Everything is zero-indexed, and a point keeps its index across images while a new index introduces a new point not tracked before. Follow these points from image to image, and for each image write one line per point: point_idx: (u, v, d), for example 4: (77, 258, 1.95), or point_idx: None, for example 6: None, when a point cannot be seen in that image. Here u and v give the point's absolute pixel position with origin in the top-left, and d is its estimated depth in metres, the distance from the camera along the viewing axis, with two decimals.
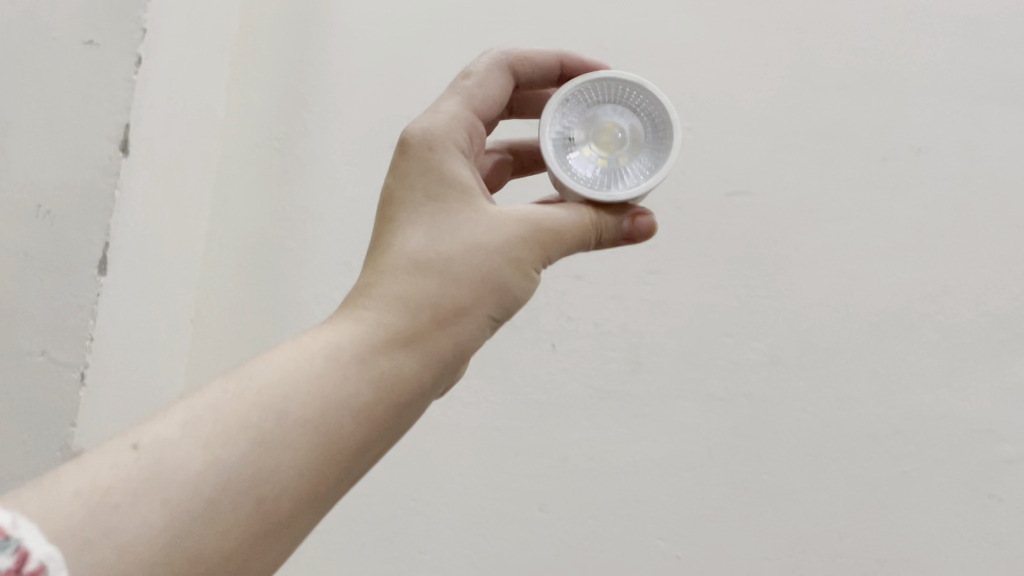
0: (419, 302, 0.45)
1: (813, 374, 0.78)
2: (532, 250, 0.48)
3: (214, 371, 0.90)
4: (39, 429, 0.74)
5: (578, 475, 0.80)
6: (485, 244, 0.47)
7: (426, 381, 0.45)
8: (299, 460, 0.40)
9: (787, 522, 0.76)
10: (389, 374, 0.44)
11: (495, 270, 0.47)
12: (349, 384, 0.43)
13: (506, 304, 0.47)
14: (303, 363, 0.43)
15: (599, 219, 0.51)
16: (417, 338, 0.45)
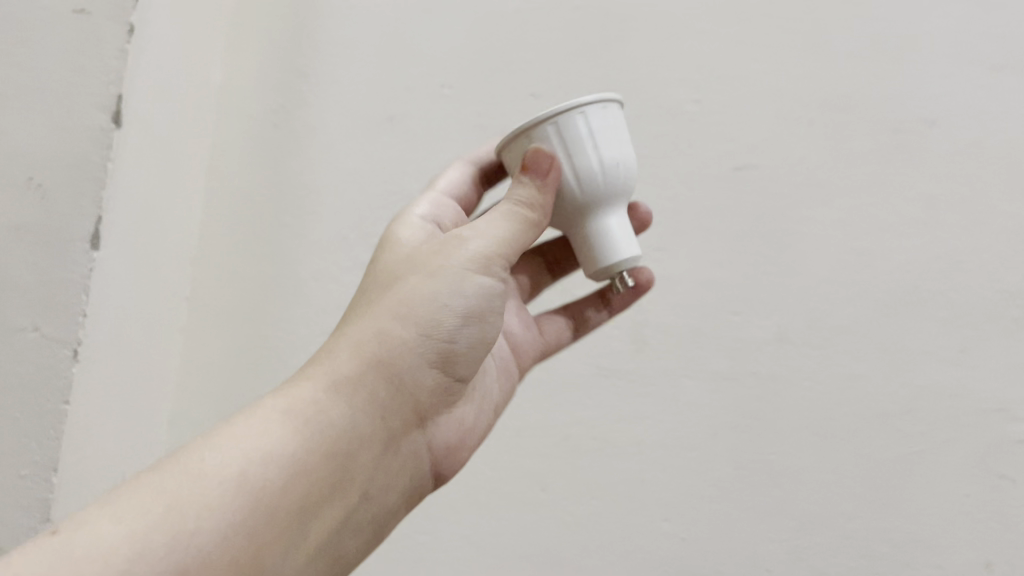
0: (342, 348, 0.53)
1: (822, 352, 0.76)
2: (444, 266, 0.54)
3: (210, 348, 0.89)
4: (31, 408, 0.72)
5: (581, 455, 0.79)
6: (399, 299, 0.53)
7: (362, 409, 0.51)
8: (232, 476, 0.44)
9: (793, 502, 0.74)
10: (322, 424, 0.49)
11: (412, 318, 0.53)
12: (282, 437, 0.47)
13: (429, 317, 0.53)
14: (230, 433, 0.47)
15: (511, 178, 0.55)
16: (344, 373, 0.51)
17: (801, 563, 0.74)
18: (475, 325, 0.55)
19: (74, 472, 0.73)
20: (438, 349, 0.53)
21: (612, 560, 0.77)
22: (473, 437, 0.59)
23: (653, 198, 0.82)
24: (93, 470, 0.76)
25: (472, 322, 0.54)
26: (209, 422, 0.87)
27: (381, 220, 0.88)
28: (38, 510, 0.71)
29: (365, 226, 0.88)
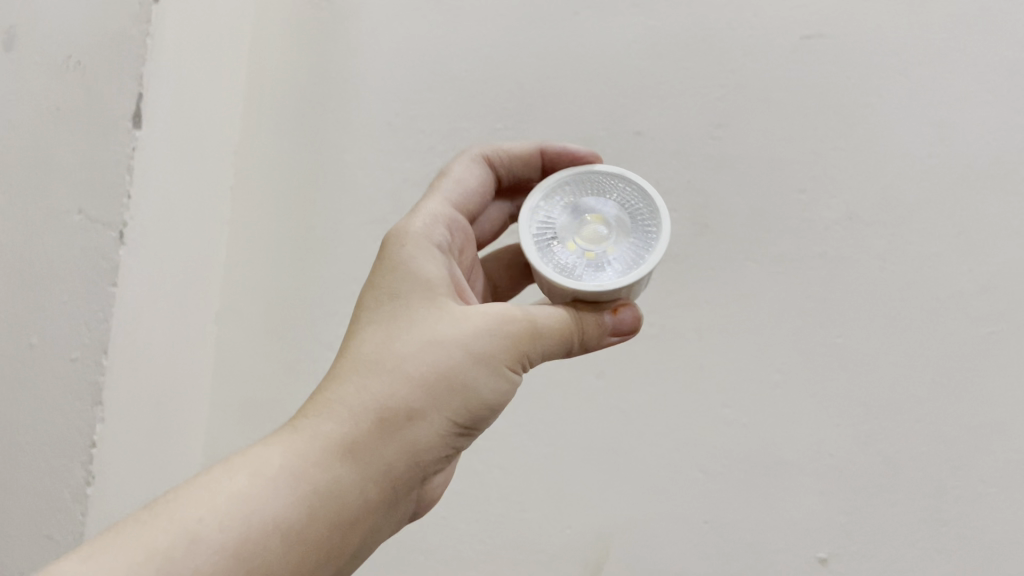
0: (366, 403, 0.47)
1: (893, 232, 0.72)
2: (484, 335, 0.49)
3: (254, 240, 0.87)
4: (77, 291, 0.72)
5: (637, 343, 0.78)
6: (436, 342, 0.49)
7: (369, 485, 0.47)
8: (223, 532, 0.42)
9: (861, 387, 0.72)
10: (326, 485, 0.45)
11: (447, 373, 0.48)
12: (281, 495, 0.44)
13: (467, 399, 0.49)
14: (232, 484, 0.44)
15: (582, 312, 0.53)
16: (361, 444, 0.47)
17: (866, 450, 0.72)
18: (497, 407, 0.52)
19: (125, 352, 0.73)
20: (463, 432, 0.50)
21: (667, 448, 0.76)
22: None
23: (716, 73, 0.77)
24: (142, 356, 0.75)
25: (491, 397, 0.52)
26: (255, 315, 0.86)
27: (428, 103, 0.84)
28: (89, 391, 0.71)
29: (410, 113, 0.85)
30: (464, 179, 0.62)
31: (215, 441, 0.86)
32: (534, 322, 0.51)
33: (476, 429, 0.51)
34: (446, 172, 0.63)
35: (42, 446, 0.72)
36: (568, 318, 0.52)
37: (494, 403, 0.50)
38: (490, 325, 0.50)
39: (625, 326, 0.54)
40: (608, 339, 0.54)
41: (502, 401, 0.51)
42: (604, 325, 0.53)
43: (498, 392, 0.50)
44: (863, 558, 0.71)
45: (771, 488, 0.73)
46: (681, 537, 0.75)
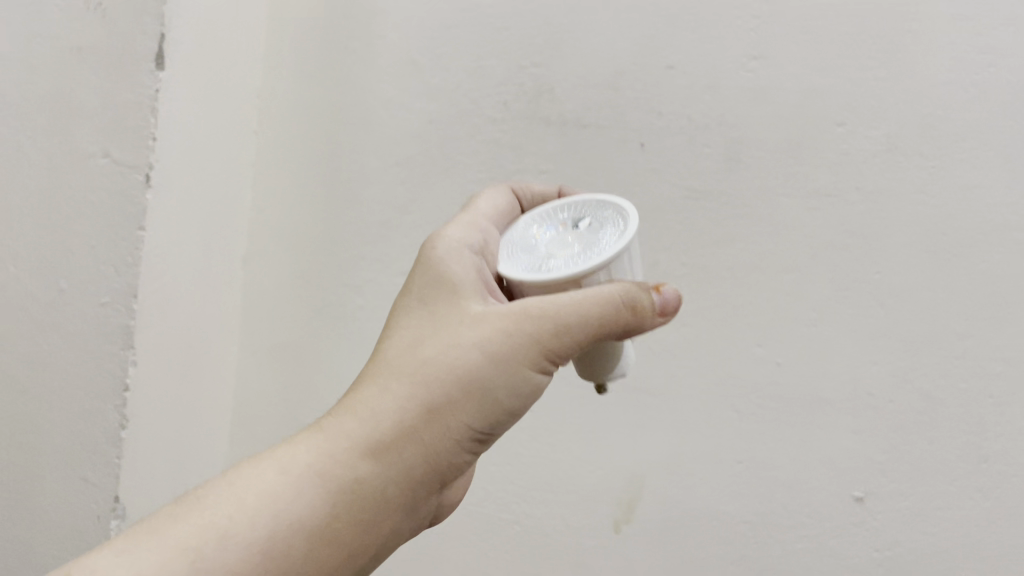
0: (388, 404, 0.47)
1: (935, 163, 0.70)
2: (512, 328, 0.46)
3: (281, 185, 0.87)
4: (106, 234, 0.71)
5: (670, 283, 0.76)
6: (457, 344, 0.47)
7: (393, 487, 0.46)
8: (247, 525, 0.43)
9: (899, 322, 0.71)
10: (350, 486, 0.45)
11: (467, 376, 0.46)
12: (304, 493, 0.45)
13: (488, 397, 0.46)
14: (260, 480, 0.45)
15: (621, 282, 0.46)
16: (381, 445, 0.46)
17: (905, 386, 0.71)
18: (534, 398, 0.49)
19: (153, 294, 0.73)
20: (489, 428, 0.47)
21: (700, 388, 0.75)
22: None
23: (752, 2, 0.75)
24: (171, 300, 0.75)
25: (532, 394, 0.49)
26: (282, 261, 0.86)
27: (453, 40, 0.83)
28: (120, 334, 0.71)
29: (435, 50, 0.83)
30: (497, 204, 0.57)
31: (246, 387, 0.87)
32: (557, 313, 0.45)
33: (506, 424, 0.48)
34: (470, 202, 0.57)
35: (75, 392, 0.72)
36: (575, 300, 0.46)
37: (521, 403, 0.47)
38: (511, 318, 0.46)
39: (666, 305, 0.47)
40: (652, 321, 0.47)
41: (533, 395, 0.48)
42: (652, 303, 0.46)
43: (523, 389, 0.47)
44: (900, 496, 0.70)
45: (807, 427, 0.73)
46: (716, 477, 0.75)
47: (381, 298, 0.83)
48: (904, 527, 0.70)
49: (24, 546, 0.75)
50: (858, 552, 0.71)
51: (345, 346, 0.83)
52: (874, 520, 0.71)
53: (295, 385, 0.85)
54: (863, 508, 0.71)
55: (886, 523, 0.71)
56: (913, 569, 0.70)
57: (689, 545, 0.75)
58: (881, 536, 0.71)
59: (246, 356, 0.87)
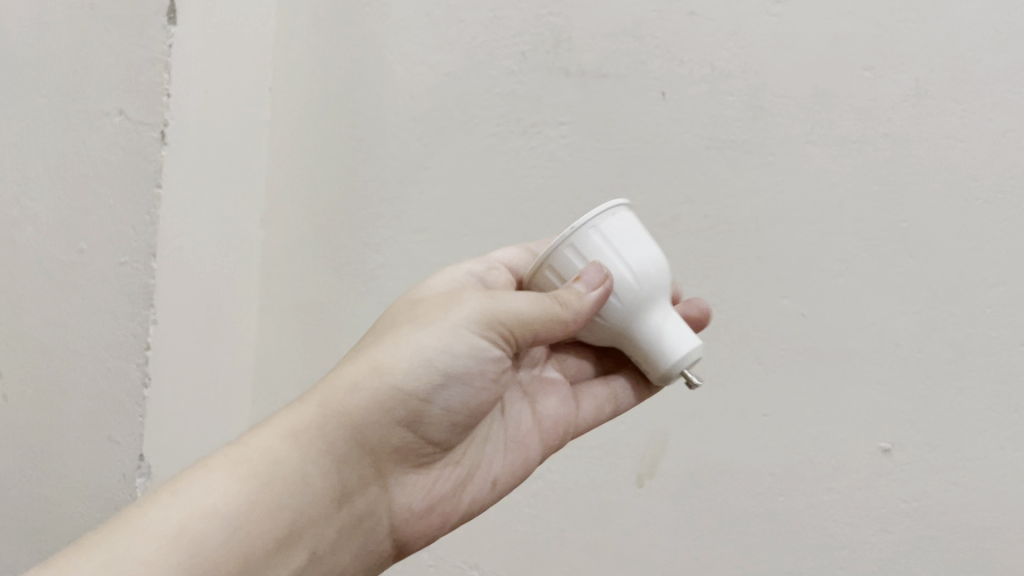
0: (321, 396, 0.52)
1: (966, 108, 0.68)
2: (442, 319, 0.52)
3: (298, 145, 0.86)
4: (123, 194, 0.71)
5: (693, 236, 0.75)
6: (387, 346, 0.52)
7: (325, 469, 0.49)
8: (191, 507, 0.45)
9: (928, 272, 0.69)
10: (288, 466, 0.48)
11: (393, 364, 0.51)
12: (244, 478, 0.47)
13: (410, 383, 0.51)
14: (202, 476, 0.47)
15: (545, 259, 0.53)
16: (308, 430, 0.50)
17: (935, 337, 0.69)
18: (461, 390, 0.53)
19: (172, 254, 0.72)
20: (415, 408, 0.52)
21: (725, 342, 0.74)
22: (451, 506, 0.56)
23: None
24: (191, 260, 0.75)
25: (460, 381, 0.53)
26: (301, 221, 0.85)
27: None
28: (140, 294, 0.71)
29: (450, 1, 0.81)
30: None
31: (268, 347, 0.87)
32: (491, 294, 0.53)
33: (437, 405, 0.53)
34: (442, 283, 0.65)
35: (97, 352, 0.73)
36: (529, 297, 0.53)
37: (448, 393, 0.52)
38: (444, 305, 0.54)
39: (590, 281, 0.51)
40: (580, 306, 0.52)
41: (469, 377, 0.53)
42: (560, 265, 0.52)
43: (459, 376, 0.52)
44: (928, 447, 0.70)
45: (833, 379, 0.72)
46: (740, 430, 0.74)
47: (400, 255, 0.82)
48: (933, 479, 0.70)
49: (52, 506, 0.75)
50: (886, 504, 0.71)
51: (365, 304, 0.83)
52: (902, 472, 0.70)
53: (316, 345, 0.85)
54: (891, 460, 0.71)
55: (915, 475, 0.70)
56: (942, 519, 0.70)
57: (714, 498, 0.75)
58: (910, 488, 0.70)
59: (267, 316, 0.87)
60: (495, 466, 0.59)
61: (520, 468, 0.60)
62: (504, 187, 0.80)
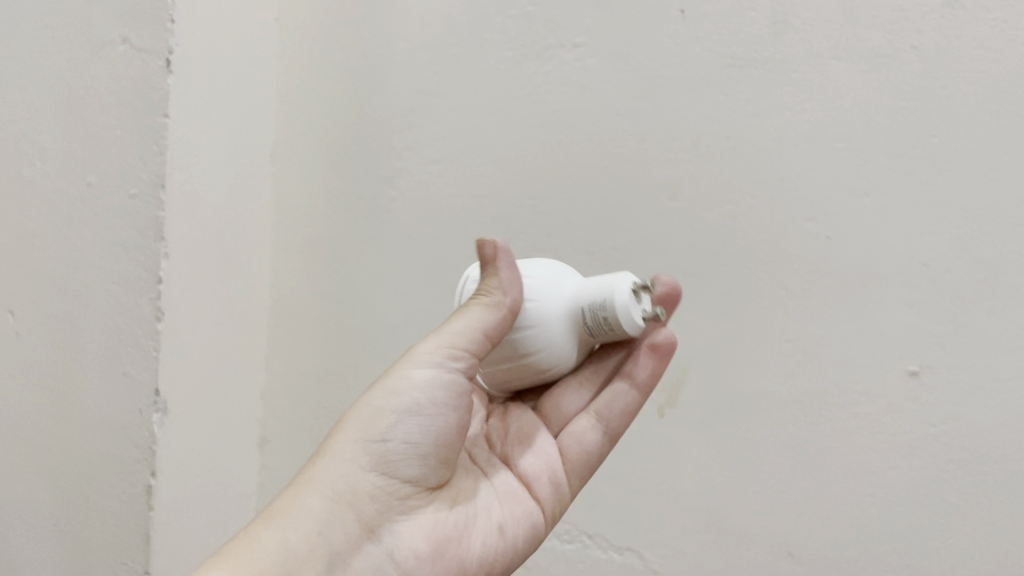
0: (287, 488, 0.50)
1: (1000, 18, 0.66)
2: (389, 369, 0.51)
3: (306, 78, 0.84)
4: (129, 123, 0.70)
5: (714, 158, 0.73)
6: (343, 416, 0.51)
7: (300, 536, 0.46)
8: None
9: (958, 188, 0.67)
10: (259, 543, 0.45)
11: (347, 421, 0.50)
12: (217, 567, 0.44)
13: (368, 429, 0.49)
14: None
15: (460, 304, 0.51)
16: (280, 507, 0.47)
17: (966, 256, 0.67)
18: (420, 424, 0.49)
19: (183, 185, 0.71)
20: (378, 456, 0.49)
21: (748, 268, 0.73)
22: (464, 555, 0.50)
23: None
24: (202, 193, 0.74)
25: (417, 418, 0.49)
26: (312, 156, 0.84)
27: None
28: (150, 226, 0.70)
29: None
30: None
31: (281, 287, 0.85)
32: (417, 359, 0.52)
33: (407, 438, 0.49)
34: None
35: (107, 287, 0.72)
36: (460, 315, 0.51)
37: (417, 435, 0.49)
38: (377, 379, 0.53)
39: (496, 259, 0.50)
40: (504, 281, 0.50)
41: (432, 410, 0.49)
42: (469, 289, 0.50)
43: (418, 407, 0.49)
44: (958, 370, 0.68)
45: (859, 302, 0.70)
46: (762, 357, 0.73)
47: (413, 188, 0.81)
48: (963, 401, 0.68)
49: (66, 442, 0.75)
50: (913, 429, 0.69)
51: (379, 239, 0.82)
52: (931, 396, 0.69)
53: (331, 282, 0.84)
54: (919, 383, 0.69)
55: (943, 399, 0.68)
56: (971, 444, 0.68)
57: (736, 428, 0.74)
58: (938, 412, 0.68)
59: (279, 255, 0.85)
60: (493, 512, 0.53)
61: (522, 516, 0.54)
62: (519, 115, 0.78)
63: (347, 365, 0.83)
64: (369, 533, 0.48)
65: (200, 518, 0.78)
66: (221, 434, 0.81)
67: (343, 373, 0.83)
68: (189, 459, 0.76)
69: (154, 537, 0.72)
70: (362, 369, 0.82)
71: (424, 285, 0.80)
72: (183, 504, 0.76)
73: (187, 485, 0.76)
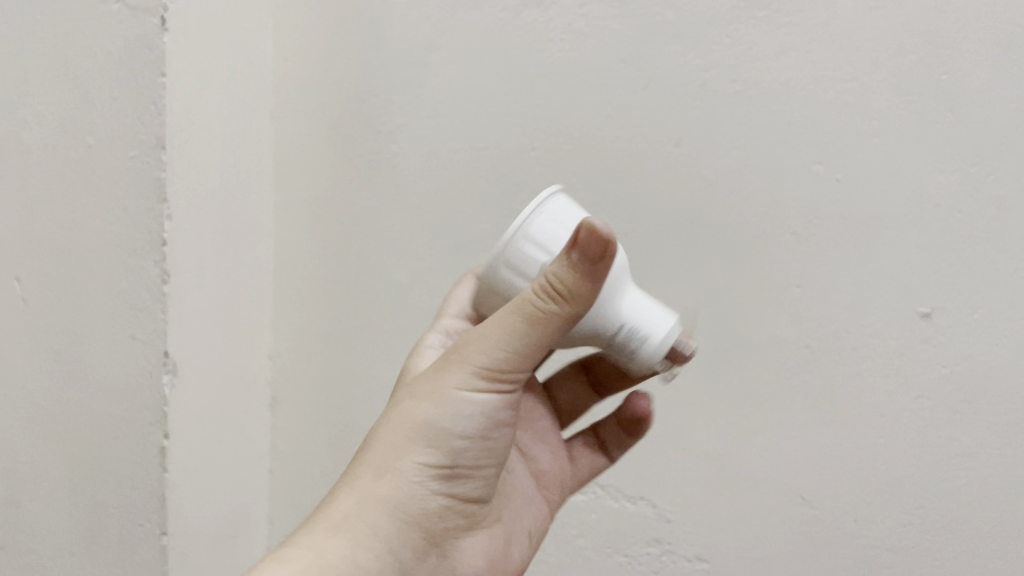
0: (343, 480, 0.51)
1: None
2: (450, 379, 0.50)
3: (302, 35, 0.82)
4: (126, 85, 0.69)
5: (720, 103, 0.72)
6: (404, 415, 0.51)
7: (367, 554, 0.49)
8: None
9: (968, 127, 0.66)
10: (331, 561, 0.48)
11: (411, 430, 0.50)
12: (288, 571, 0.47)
13: (438, 454, 0.50)
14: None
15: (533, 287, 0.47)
16: (347, 515, 0.49)
17: (976, 194, 0.67)
18: (480, 445, 0.51)
19: (182, 149, 0.71)
20: (441, 474, 0.51)
21: (755, 214, 0.72)
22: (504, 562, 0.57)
23: None
24: (202, 155, 0.73)
25: (479, 438, 0.51)
26: (311, 116, 0.83)
27: None
28: (152, 188, 0.69)
29: None
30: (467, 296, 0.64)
31: (285, 250, 0.85)
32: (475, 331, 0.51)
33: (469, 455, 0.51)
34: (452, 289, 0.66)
35: (111, 251, 0.72)
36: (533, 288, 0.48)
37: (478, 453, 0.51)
38: (437, 365, 0.52)
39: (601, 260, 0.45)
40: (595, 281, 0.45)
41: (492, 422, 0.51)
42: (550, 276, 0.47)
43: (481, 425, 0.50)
44: (969, 309, 0.68)
45: (869, 245, 0.69)
46: (773, 303, 0.72)
47: (415, 144, 0.80)
48: (975, 340, 0.68)
49: (77, 407, 0.75)
50: (924, 370, 0.69)
51: (382, 197, 0.81)
52: (941, 336, 0.69)
53: (336, 241, 0.83)
54: (930, 324, 0.69)
55: (954, 339, 0.68)
56: (983, 382, 0.68)
57: (747, 375, 0.73)
58: (949, 352, 0.68)
59: (281, 219, 0.85)
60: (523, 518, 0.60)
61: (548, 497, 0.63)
62: (520, 67, 0.76)
63: (356, 322, 0.84)
64: (433, 543, 0.52)
65: (213, 479, 0.79)
66: (232, 396, 0.81)
67: (355, 331, 0.84)
68: (200, 422, 0.77)
69: (170, 500, 0.73)
70: (375, 328, 0.83)
71: (430, 240, 0.80)
72: (196, 466, 0.76)
73: (199, 447, 0.77)
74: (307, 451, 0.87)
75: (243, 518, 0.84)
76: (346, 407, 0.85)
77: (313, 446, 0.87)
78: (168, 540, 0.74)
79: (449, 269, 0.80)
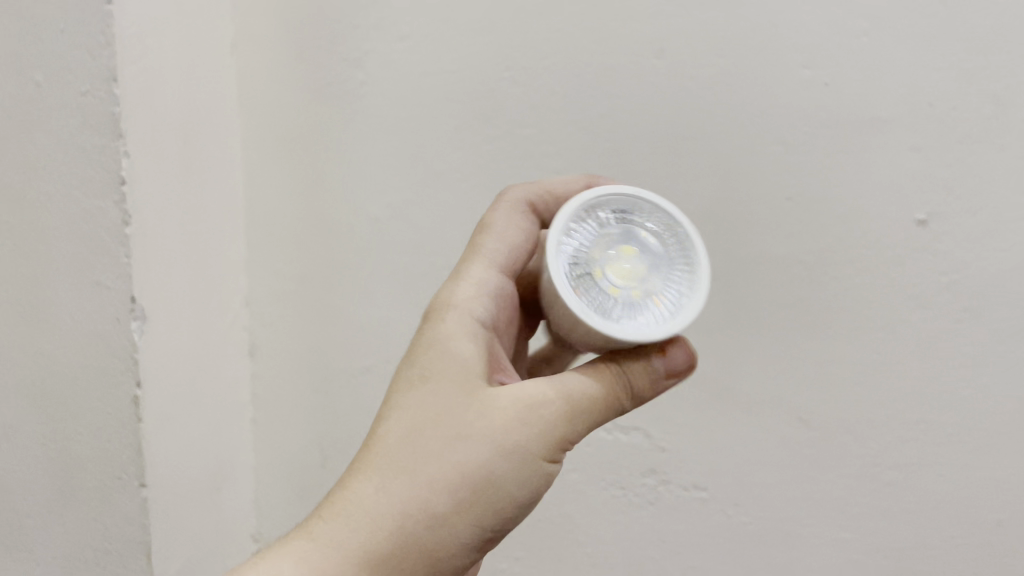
0: (383, 514, 0.44)
1: None
2: (532, 441, 0.46)
3: None
4: (73, 15, 0.65)
5: (702, 10, 0.68)
6: (464, 458, 0.45)
7: None
8: None
9: (962, 21, 0.63)
10: None
11: (472, 480, 0.45)
12: None
13: (495, 517, 0.45)
14: None
15: (631, 367, 0.48)
16: (375, 557, 0.44)
17: (971, 91, 0.63)
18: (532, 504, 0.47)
19: (137, 80, 0.67)
20: (489, 535, 0.46)
21: (741, 125, 0.68)
22: None
23: None
24: (158, 88, 0.69)
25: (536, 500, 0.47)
26: (273, 45, 0.78)
27: None
28: (106, 124, 0.66)
29: None
30: (508, 235, 0.56)
31: (255, 190, 0.81)
32: (555, 383, 0.47)
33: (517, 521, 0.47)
34: (485, 223, 0.57)
35: (69, 193, 0.68)
36: (614, 375, 0.48)
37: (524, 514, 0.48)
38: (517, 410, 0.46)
39: (675, 366, 0.49)
40: (663, 381, 0.49)
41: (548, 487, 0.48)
42: (655, 369, 0.49)
43: (538, 482, 0.46)
44: (968, 214, 0.65)
45: (861, 151, 0.66)
46: (763, 218, 0.69)
47: (384, 71, 0.76)
48: (974, 246, 0.65)
49: (46, 360, 0.72)
50: (922, 280, 0.66)
51: (353, 129, 0.77)
52: (938, 243, 0.66)
53: (306, 176, 0.80)
54: (926, 231, 0.66)
55: (952, 246, 0.65)
56: (984, 290, 0.65)
57: (739, 295, 0.71)
58: (948, 259, 0.66)
59: (250, 156, 0.81)
60: None
61: None
62: None
63: (331, 262, 0.81)
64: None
65: (193, 429, 0.77)
66: (208, 343, 0.78)
67: (332, 271, 0.81)
68: (174, 370, 0.74)
69: (147, 450, 0.71)
70: (353, 267, 0.80)
71: (405, 173, 0.77)
72: (172, 416, 0.74)
73: (176, 396, 0.74)
74: (289, 396, 0.85)
75: (228, 467, 0.82)
76: (328, 350, 0.82)
77: (295, 390, 0.84)
78: (147, 491, 0.71)
79: (426, 200, 0.77)
